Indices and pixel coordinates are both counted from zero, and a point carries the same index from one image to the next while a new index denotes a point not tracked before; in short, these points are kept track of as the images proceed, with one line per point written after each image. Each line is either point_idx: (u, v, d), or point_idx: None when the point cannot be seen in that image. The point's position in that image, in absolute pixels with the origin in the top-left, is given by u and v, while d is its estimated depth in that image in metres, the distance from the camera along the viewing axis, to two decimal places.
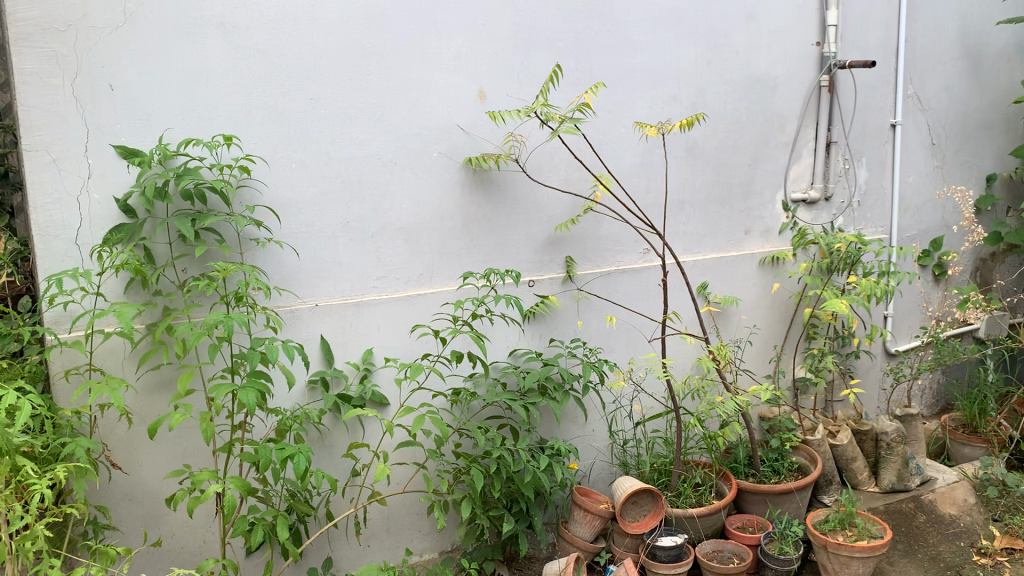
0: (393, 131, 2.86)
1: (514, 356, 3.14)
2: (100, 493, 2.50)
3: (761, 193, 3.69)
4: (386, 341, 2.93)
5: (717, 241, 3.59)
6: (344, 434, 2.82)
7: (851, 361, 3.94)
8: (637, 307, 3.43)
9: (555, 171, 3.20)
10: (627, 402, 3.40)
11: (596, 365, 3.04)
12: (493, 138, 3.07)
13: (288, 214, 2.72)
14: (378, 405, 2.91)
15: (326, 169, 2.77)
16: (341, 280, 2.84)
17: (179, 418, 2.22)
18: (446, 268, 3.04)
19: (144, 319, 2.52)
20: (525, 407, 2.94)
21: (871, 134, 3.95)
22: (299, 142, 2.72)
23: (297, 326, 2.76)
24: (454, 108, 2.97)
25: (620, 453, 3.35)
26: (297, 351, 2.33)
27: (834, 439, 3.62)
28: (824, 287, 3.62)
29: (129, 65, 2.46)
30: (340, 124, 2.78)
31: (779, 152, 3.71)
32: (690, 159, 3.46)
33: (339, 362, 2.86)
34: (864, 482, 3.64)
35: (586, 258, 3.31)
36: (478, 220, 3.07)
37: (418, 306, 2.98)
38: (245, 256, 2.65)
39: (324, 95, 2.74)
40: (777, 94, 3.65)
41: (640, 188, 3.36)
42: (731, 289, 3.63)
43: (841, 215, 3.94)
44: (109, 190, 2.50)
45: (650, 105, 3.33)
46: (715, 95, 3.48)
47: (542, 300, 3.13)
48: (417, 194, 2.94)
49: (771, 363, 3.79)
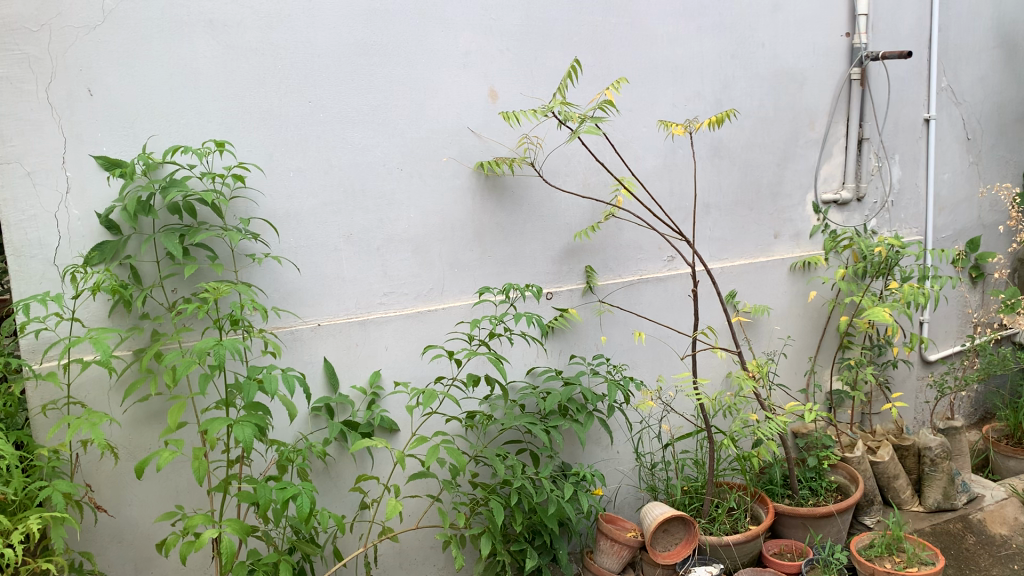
0: (399, 134, 2.65)
1: (533, 375, 2.92)
2: (85, 537, 2.28)
3: (791, 195, 3.47)
4: (395, 361, 2.71)
5: (745, 247, 3.36)
6: (351, 465, 2.60)
7: (888, 371, 3.71)
8: (662, 318, 3.20)
9: (572, 174, 2.98)
10: (655, 422, 3.18)
11: (622, 384, 2.81)
12: (506, 141, 2.85)
13: (287, 227, 2.50)
14: (388, 433, 2.68)
15: (326, 177, 2.55)
16: (344, 297, 2.62)
17: (168, 457, 1.99)
18: (458, 282, 2.81)
19: (130, 345, 2.31)
20: (546, 431, 2.71)
21: (904, 129, 3.73)
22: (297, 148, 2.50)
23: (298, 349, 2.53)
24: (463, 108, 2.75)
25: (648, 477, 3.12)
26: (299, 381, 2.09)
27: (874, 456, 3.39)
28: (861, 294, 3.40)
29: (109, 68, 2.24)
30: (342, 128, 2.56)
31: (808, 151, 3.48)
32: (716, 159, 3.23)
33: (345, 387, 2.63)
34: (908, 501, 3.40)
35: (607, 267, 3.09)
36: (491, 229, 2.85)
37: (428, 323, 2.75)
38: (240, 274, 2.42)
39: (323, 97, 2.52)
40: (807, 89, 3.42)
41: (663, 191, 3.14)
42: (761, 297, 3.40)
43: (874, 216, 3.72)
44: (90, 206, 2.28)
45: (673, 102, 3.10)
46: (742, 90, 3.25)
47: (561, 314, 2.90)
48: (426, 202, 2.71)
49: (805, 375, 3.56)
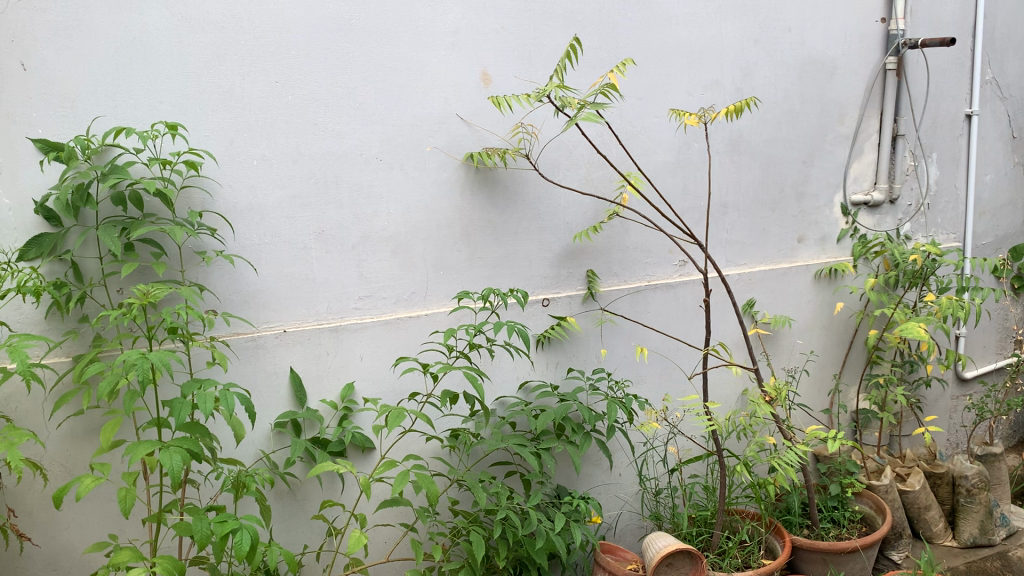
0: (378, 121, 2.37)
1: (525, 389, 2.65)
2: (10, 567, 2.03)
3: (817, 196, 3.16)
4: (371, 373, 2.44)
5: (766, 252, 3.06)
6: (316, 487, 2.35)
7: (921, 390, 3.40)
8: (671, 329, 2.92)
9: (573, 168, 2.69)
10: (661, 444, 2.88)
11: (623, 402, 2.53)
12: (498, 130, 2.56)
13: (248, 222, 2.23)
14: (359, 455, 2.41)
15: (294, 167, 2.28)
16: (314, 301, 2.35)
17: (88, 485, 1.73)
18: (443, 286, 2.54)
19: (68, 352, 2.05)
20: (536, 454, 2.43)
21: (943, 126, 3.40)
22: (261, 133, 2.23)
23: (261, 358, 2.27)
24: (452, 93, 2.47)
25: (652, 504, 2.83)
26: (243, 399, 1.82)
27: (903, 484, 3.08)
28: (893, 305, 3.08)
29: (45, 39, 1.97)
30: (313, 111, 2.28)
31: (837, 147, 3.17)
32: (735, 154, 2.93)
33: (313, 401, 2.37)
34: (940, 535, 3.08)
35: (611, 272, 2.80)
36: (481, 228, 2.57)
37: (409, 332, 2.48)
38: (187, 275, 2.16)
39: (292, 77, 2.24)
40: (837, 78, 3.11)
41: (676, 189, 2.84)
42: (782, 307, 3.10)
43: (908, 220, 3.40)
44: (23, 195, 2.02)
45: (688, 90, 2.80)
46: (764, 79, 2.95)
47: (558, 323, 2.62)
48: (408, 195, 2.44)
49: (829, 393, 3.26)
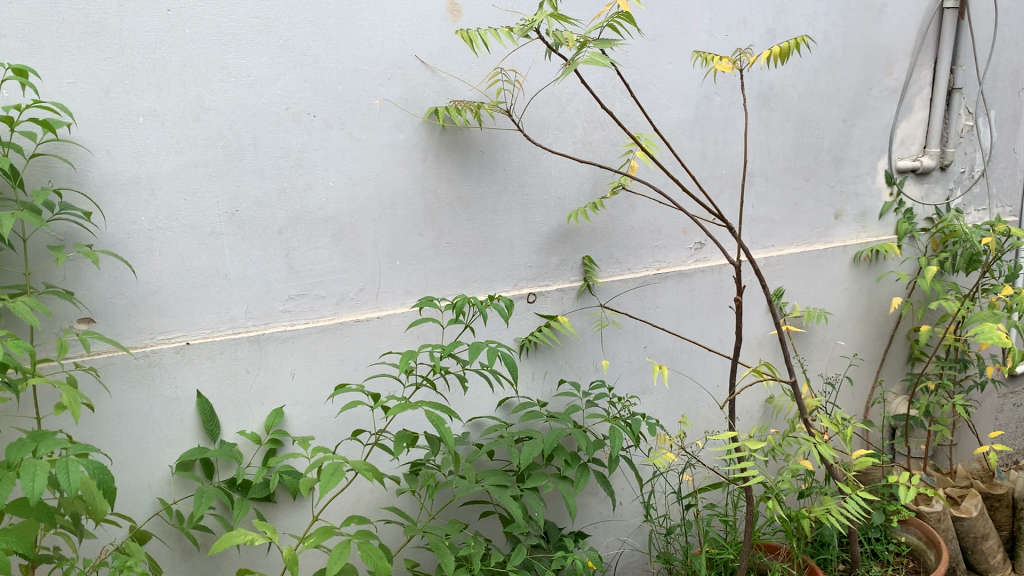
0: (311, 65, 1.78)
1: (507, 409, 2.11)
2: None
3: (858, 162, 2.61)
4: (306, 394, 1.88)
5: (798, 231, 2.52)
6: (235, 547, 1.81)
7: (970, 394, 2.92)
8: (684, 326, 2.39)
9: (566, 129, 2.13)
10: (674, 471, 2.37)
11: (628, 424, 1.97)
12: (471, 77, 1.99)
13: (134, 201, 1.65)
14: (291, 503, 1.87)
15: (195, 126, 1.68)
16: (228, 304, 1.77)
17: None
18: (401, 281, 1.97)
19: None
20: (517, 495, 1.89)
21: (1003, 78, 2.86)
22: (149, 79, 1.62)
23: (157, 381, 1.71)
24: (410, 28, 1.88)
25: (662, 543, 2.31)
26: (98, 470, 1.26)
27: (957, 509, 2.57)
28: (950, 296, 2.54)
29: None
30: (221, 51, 1.68)
31: (883, 103, 2.62)
32: (765, 111, 2.36)
33: (229, 433, 1.81)
34: (999, 568, 2.58)
35: (612, 258, 2.25)
36: (450, 206, 2.00)
37: (355, 341, 1.92)
38: (39, 277, 1.57)
39: (190, 3, 1.63)
40: (887, 18, 2.54)
41: (694, 154, 2.27)
42: (816, 296, 2.57)
43: (962, 191, 2.86)
44: None
45: (711, 29, 2.22)
46: (803, 18, 2.37)
47: (547, 324, 2.08)
48: (353, 163, 1.86)
49: (866, 400, 2.76)
